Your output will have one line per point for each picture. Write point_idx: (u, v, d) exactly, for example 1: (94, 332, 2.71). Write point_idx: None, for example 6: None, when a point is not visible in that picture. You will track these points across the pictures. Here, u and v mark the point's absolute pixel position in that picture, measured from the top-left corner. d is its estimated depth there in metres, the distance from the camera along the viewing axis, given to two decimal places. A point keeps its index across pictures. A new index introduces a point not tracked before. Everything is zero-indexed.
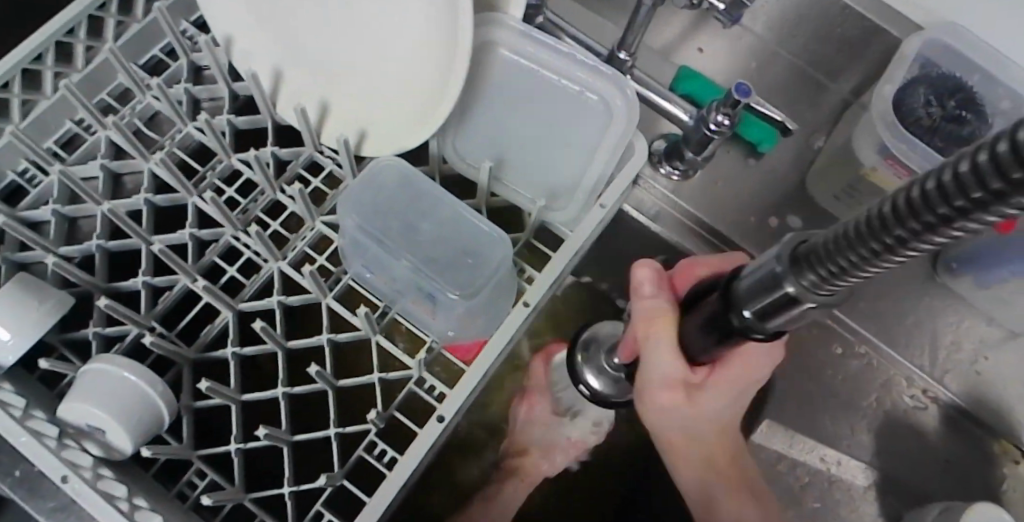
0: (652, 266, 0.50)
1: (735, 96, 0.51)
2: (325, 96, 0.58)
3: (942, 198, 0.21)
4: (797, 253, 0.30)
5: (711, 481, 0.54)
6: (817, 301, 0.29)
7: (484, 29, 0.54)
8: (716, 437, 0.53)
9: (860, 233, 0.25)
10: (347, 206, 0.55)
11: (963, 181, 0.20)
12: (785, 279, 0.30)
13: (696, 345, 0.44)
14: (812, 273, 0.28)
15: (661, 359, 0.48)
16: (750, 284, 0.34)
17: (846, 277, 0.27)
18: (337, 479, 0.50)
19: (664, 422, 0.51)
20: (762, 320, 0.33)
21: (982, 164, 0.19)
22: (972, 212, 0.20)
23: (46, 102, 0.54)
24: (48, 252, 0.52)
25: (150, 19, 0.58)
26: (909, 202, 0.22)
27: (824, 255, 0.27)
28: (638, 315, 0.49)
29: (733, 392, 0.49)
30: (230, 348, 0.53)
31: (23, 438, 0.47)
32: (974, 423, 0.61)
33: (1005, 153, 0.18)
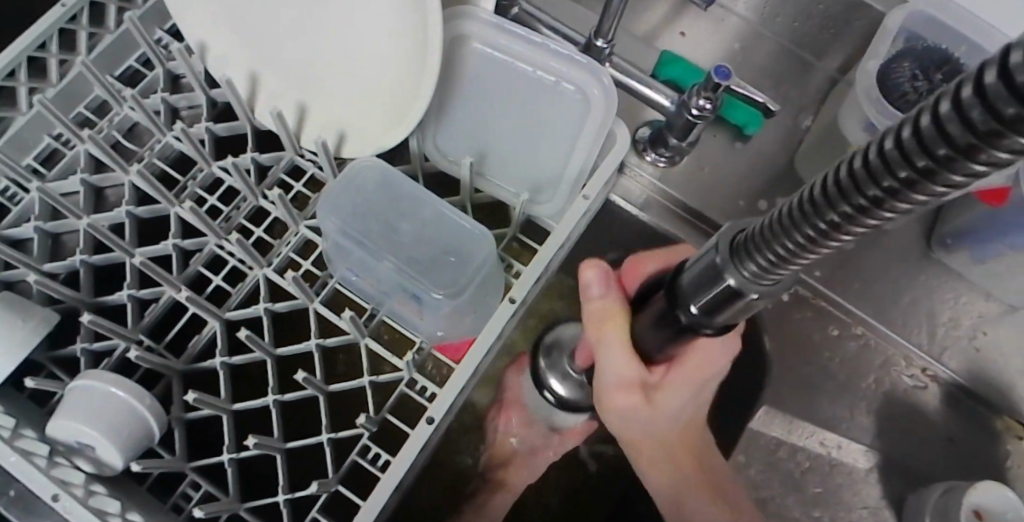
0: (601, 266, 0.49)
1: (714, 79, 0.50)
2: (303, 99, 0.58)
3: (858, 184, 0.22)
4: (736, 245, 0.31)
5: (681, 484, 0.54)
6: (756, 291, 0.31)
7: (455, 23, 0.53)
8: (682, 435, 0.54)
9: (790, 222, 0.25)
10: (325, 208, 0.55)
11: (872, 172, 0.21)
12: (727, 271, 0.31)
13: (647, 344, 0.44)
14: (751, 265, 0.30)
15: (613, 361, 0.48)
16: (692, 278, 0.35)
17: (785, 265, 0.28)
18: (330, 485, 0.50)
19: (624, 423, 0.51)
20: (709, 312, 0.35)
21: (887, 155, 0.20)
22: (882, 204, 0.21)
23: (22, 119, 0.54)
24: (30, 270, 0.51)
25: (123, 29, 0.57)
26: (831, 188, 0.23)
27: (762, 245, 0.28)
28: (589, 317, 0.49)
29: (693, 389, 0.50)
30: (218, 358, 0.53)
31: (12, 457, 0.46)
32: (975, 401, 0.60)
33: (905, 145, 0.19)
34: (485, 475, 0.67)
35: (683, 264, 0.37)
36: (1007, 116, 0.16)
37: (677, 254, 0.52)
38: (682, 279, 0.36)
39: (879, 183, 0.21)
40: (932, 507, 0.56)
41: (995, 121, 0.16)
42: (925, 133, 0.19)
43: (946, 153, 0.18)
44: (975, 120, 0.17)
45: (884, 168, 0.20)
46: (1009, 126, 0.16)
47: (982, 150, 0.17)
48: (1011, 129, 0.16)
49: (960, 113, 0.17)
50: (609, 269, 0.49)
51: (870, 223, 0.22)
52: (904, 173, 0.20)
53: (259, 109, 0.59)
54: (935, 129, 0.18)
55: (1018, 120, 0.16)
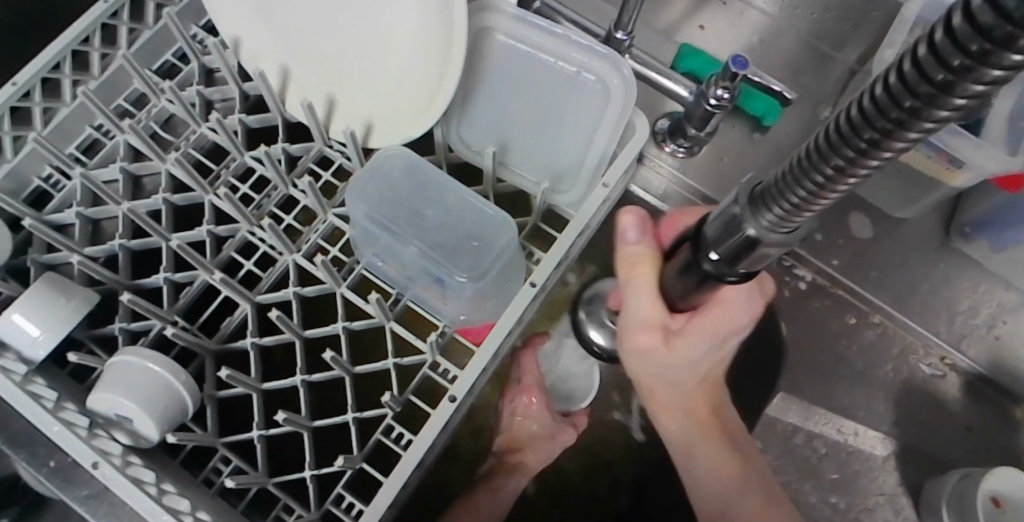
0: (638, 211, 0.49)
1: (732, 68, 0.52)
2: (331, 91, 0.60)
3: (852, 131, 0.23)
4: (751, 195, 0.32)
5: (694, 438, 0.56)
6: (775, 238, 0.32)
7: (481, 15, 0.56)
8: (704, 390, 0.55)
9: (801, 169, 0.27)
10: (354, 196, 0.57)
11: (866, 115, 0.22)
12: (745, 223, 0.33)
13: (676, 289, 0.45)
14: (764, 216, 0.31)
15: (639, 304, 0.49)
16: (715, 229, 0.36)
17: (798, 213, 0.29)
18: (356, 461, 0.51)
19: (646, 369, 0.52)
20: (732, 261, 0.36)
21: (878, 97, 0.21)
22: (881, 144, 0.22)
23: (66, 109, 0.57)
24: (73, 252, 0.54)
25: (161, 24, 0.60)
26: (831, 135, 0.24)
27: (776, 196, 0.29)
28: (623, 259, 0.50)
29: (717, 340, 0.49)
30: (250, 338, 0.55)
31: (56, 427, 0.49)
32: (994, 389, 0.60)
33: (894, 84, 0.21)
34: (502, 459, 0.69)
35: (708, 215, 0.38)
36: (977, 50, 0.18)
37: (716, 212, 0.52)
38: (707, 226, 0.38)
39: (873, 126, 0.22)
40: (948, 494, 0.56)
41: (967, 56, 0.18)
42: (905, 75, 0.20)
43: (927, 91, 0.19)
44: (950, 59, 0.18)
45: (875, 113, 0.21)
46: (979, 60, 0.18)
47: (959, 86, 0.19)
48: (981, 61, 0.18)
49: (936, 53, 0.19)
50: (645, 215, 0.49)
51: (870, 167, 0.24)
52: (892, 114, 0.21)
53: (290, 102, 0.61)
54: (915, 70, 0.20)
55: (985, 53, 0.17)
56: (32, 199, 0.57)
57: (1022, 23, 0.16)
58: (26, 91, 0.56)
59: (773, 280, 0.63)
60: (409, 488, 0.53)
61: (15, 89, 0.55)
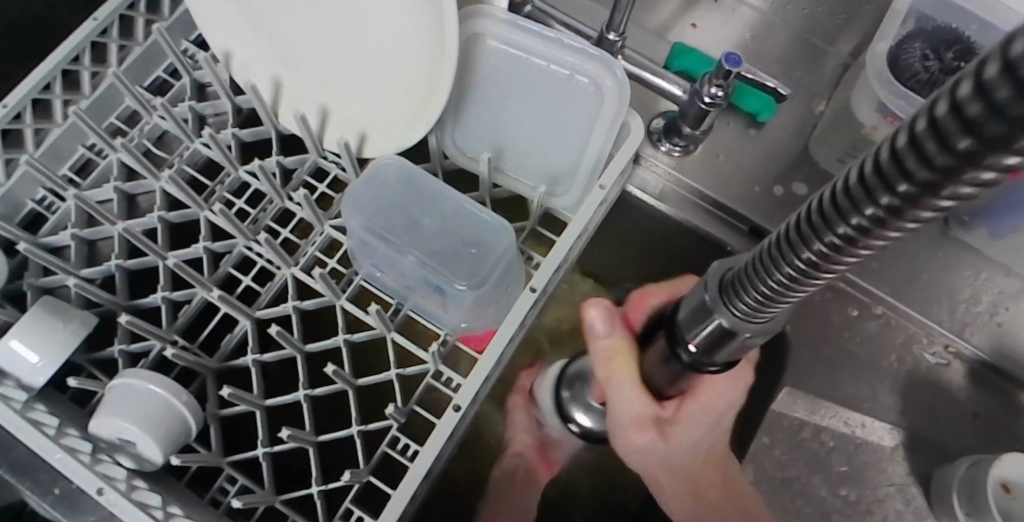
0: (603, 305, 0.53)
1: (725, 66, 0.51)
2: (324, 102, 0.60)
3: (825, 227, 0.25)
4: (723, 283, 0.35)
5: (705, 515, 0.54)
6: (750, 329, 0.34)
7: (471, 22, 0.55)
8: (702, 463, 0.54)
9: (794, 243, 0.27)
10: (350, 208, 0.56)
11: (869, 187, 0.22)
12: (719, 311, 0.35)
13: (659, 378, 0.48)
14: (739, 304, 0.33)
15: (625, 400, 0.50)
16: (688, 313, 0.39)
17: (773, 301, 0.31)
18: (363, 475, 0.51)
19: (643, 459, 0.53)
20: (708, 350, 0.38)
21: (881, 168, 0.21)
22: (881, 220, 0.22)
23: (58, 130, 0.56)
24: (69, 275, 0.53)
25: (151, 40, 0.60)
26: (831, 208, 0.24)
27: (750, 283, 0.31)
28: (598, 356, 0.53)
29: (709, 423, 0.51)
30: (250, 355, 0.55)
31: (58, 455, 0.48)
32: (998, 375, 0.60)
33: (898, 154, 0.20)
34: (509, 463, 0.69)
35: (681, 303, 0.41)
36: (926, 177, 0.20)
37: (677, 288, 0.56)
38: (680, 317, 0.40)
39: (842, 227, 0.24)
40: (957, 482, 0.56)
41: (971, 141, 0.18)
42: (866, 184, 0.22)
43: (891, 204, 0.21)
44: (957, 138, 0.18)
45: (845, 213, 0.23)
46: (986, 148, 0.17)
47: (965, 170, 0.18)
48: (930, 187, 0.20)
49: (939, 133, 0.19)
50: (612, 308, 0.52)
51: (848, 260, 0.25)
52: (856, 220, 0.23)
53: (283, 114, 0.61)
54: (876, 182, 0.22)
55: (992, 141, 0.17)
56: (26, 222, 0.57)
57: (954, 169, 0.19)
58: (17, 114, 0.55)
59: None
60: (418, 499, 0.53)
61: (6, 112, 0.54)
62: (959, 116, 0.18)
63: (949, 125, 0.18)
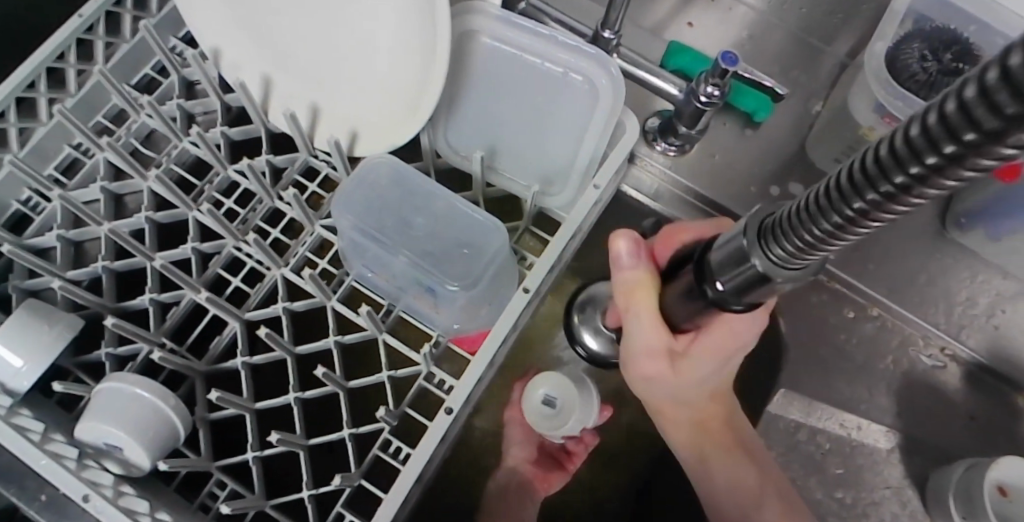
0: (631, 235, 0.48)
1: (722, 65, 0.51)
2: (315, 99, 0.59)
3: (843, 199, 0.24)
4: (762, 230, 0.32)
5: (704, 449, 0.56)
6: (784, 276, 0.32)
7: (463, 18, 0.54)
8: (709, 400, 0.55)
9: (820, 207, 0.26)
10: (340, 206, 0.55)
11: (898, 157, 0.21)
12: (753, 253, 0.32)
13: (679, 314, 0.45)
14: (774, 250, 0.31)
15: (639, 326, 0.48)
16: (722, 255, 0.36)
17: (800, 257, 0.30)
18: (354, 479, 0.50)
19: (649, 391, 0.53)
20: (739, 291, 0.35)
21: (912, 139, 0.20)
22: (910, 189, 0.21)
23: (43, 129, 0.55)
24: (54, 277, 0.52)
25: (139, 38, 0.59)
26: (857, 175, 0.23)
27: (782, 235, 0.30)
28: (619, 285, 0.49)
29: (722, 358, 0.50)
30: (240, 357, 0.54)
31: (43, 461, 0.47)
32: (995, 377, 0.60)
33: (928, 127, 0.19)
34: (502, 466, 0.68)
35: (713, 243, 0.38)
36: (948, 153, 0.19)
37: (713, 225, 0.51)
38: (710, 257, 0.37)
39: (859, 198, 0.23)
40: (954, 486, 0.56)
41: (999, 119, 0.17)
42: (884, 160, 0.22)
43: (909, 180, 0.21)
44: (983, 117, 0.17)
45: (863, 186, 0.23)
46: (1013, 124, 0.17)
47: (991, 146, 0.18)
48: (950, 163, 0.19)
49: (966, 111, 0.18)
50: (640, 237, 0.48)
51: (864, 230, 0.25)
52: (873, 194, 0.23)
53: (273, 112, 0.60)
54: (895, 158, 0.21)
55: (1021, 118, 0.16)
56: (11, 224, 0.56)
57: (973, 148, 0.18)
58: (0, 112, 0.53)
59: None
60: (410, 504, 0.52)
61: None
62: (980, 101, 0.17)
63: (971, 107, 0.18)
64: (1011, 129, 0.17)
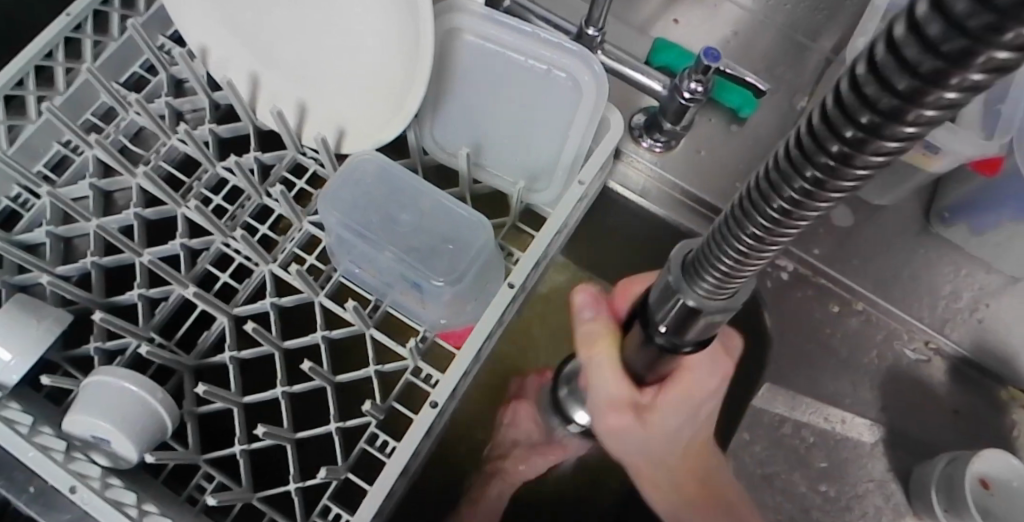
0: (588, 290, 0.52)
1: (704, 61, 0.51)
2: (302, 97, 0.60)
3: (783, 179, 0.23)
4: (687, 264, 0.33)
5: (684, 508, 0.55)
6: (715, 308, 0.33)
7: (448, 16, 0.55)
8: (685, 454, 0.54)
9: (752, 204, 0.25)
10: (326, 203, 0.56)
11: (822, 137, 0.21)
12: (682, 291, 0.33)
13: (637, 363, 0.46)
14: (702, 284, 0.32)
15: (605, 383, 0.50)
16: (657, 299, 0.37)
17: (742, 267, 0.29)
18: (340, 472, 0.51)
19: (622, 446, 0.52)
20: (676, 331, 0.37)
21: (834, 115, 0.20)
22: (839, 169, 0.21)
23: (32, 126, 0.56)
24: (42, 272, 0.53)
25: (126, 36, 0.59)
26: (785, 162, 0.23)
27: (711, 260, 0.30)
28: (581, 341, 0.51)
29: (689, 410, 0.50)
30: (228, 352, 0.54)
31: (31, 453, 0.48)
32: (979, 371, 0.60)
33: (848, 95, 0.19)
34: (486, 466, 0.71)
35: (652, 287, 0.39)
36: (881, 112, 0.18)
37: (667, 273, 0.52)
38: (648, 300, 0.39)
39: (801, 177, 0.22)
40: (936, 479, 0.56)
41: (933, 60, 0.16)
42: (818, 131, 0.21)
43: (848, 145, 0.20)
44: (915, 62, 0.16)
45: (801, 163, 0.22)
46: (951, 63, 0.16)
47: (928, 92, 0.17)
48: (890, 119, 0.18)
49: (897, 59, 0.17)
50: (598, 293, 0.51)
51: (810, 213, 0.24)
52: (812, 172, 0.22)
53: (260, 110, 0.60)
54: (827, 124, 0.20)
55: (958, 54, 0.15)
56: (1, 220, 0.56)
57: (909, 98, 0.17)
58: None
59: None
60: (395, 497, 0.53)
61: None
62: (915, 41, 0.16)
63: (901, 58, 0.17)
64: (953, 69, 0.16)
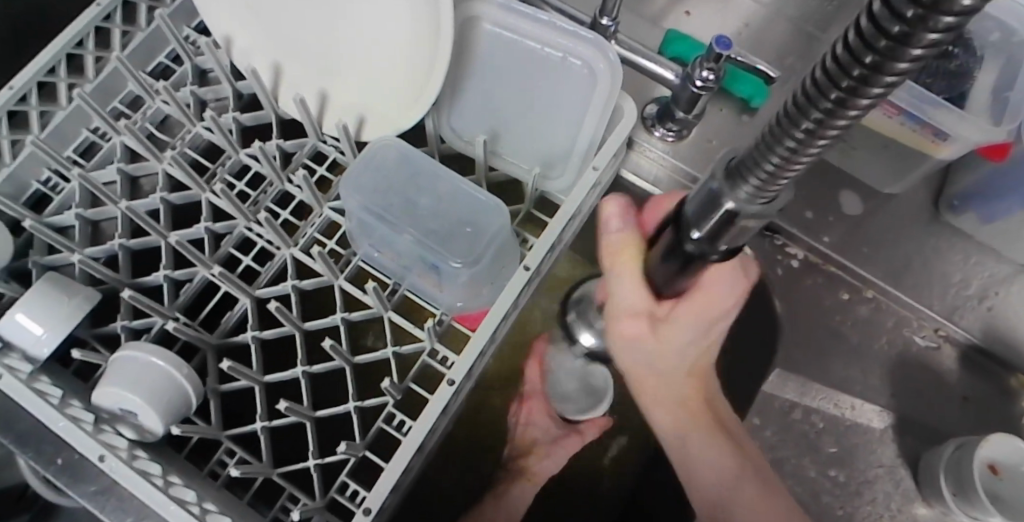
0: (621, 200, 0.51)
1: (716, 49, 0.52)
2: (324, 87, 0.62)
3: (816, 95, 0.23)
4: (728, 167, 0.32)
5: (687, 431, 0.56)
6: (751, 210, 0.32)
7: (466, 5, 0.57)
8: (692, 375, 0.55)
9: (778, 129, 0.26)
10: (348, 188, 0.57)
11: (842, 61, 0.22)
12: (725, 196, 0.33)
13: (659, 276, 0.46)
14: (744, 189, 0.31)
15: (626, 291, 0.50)
16: (695, 206, 0.37)
17: (774, 184, 0.29)
18: (359, 449, 0.52)
19: (629, 356, 0.53)
20: (712, 238, 0.37)
21: (853, 42, 0.21)
22: (857, 91, 0.22)
23: (63, 112, 0.58)
24: (72, 252, 0.55)
25: (153, 26, 0.61)
26: (808, 88, 0.24)
27: (754, 165, 0.29)
28: (606, 247, 0.51)
29: (704, 322, 0.52)
30: (250, 332, 0.56)
31: (62, 423, 0.49)
32: (989, 359, 0.61)
33: (868, 24, 0.20)
34: (507, 465, 0.73)
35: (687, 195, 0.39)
36: (895, 35, 0.19)
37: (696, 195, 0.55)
38: (686, 208, 0.38)
39: (842, 79, 0.22)
40: (945, 463, 0.57)
41: None
42: (850, 45, 0.21)
43: (885, 47, 0.20)
44: None
45: (841, 68, 0.22)
46: None
47: (933, 18, 0.18)
48: (901, 44, 0.19)
49: None
50: (627, 202, 0.50)
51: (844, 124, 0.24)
52: (832, 97, 0.23)
53: (282, 98, 0.62)
54: (859, 41, 0.21)
55: None
56: (31, 203, 0.58)
57: (932, 7, 0.18)
58: (22, 95, 0.57)
59: (765, 259, 0.63)
60: (411, 474, 0.54)
61: (12, 94, 0.56)
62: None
63: None
64: None
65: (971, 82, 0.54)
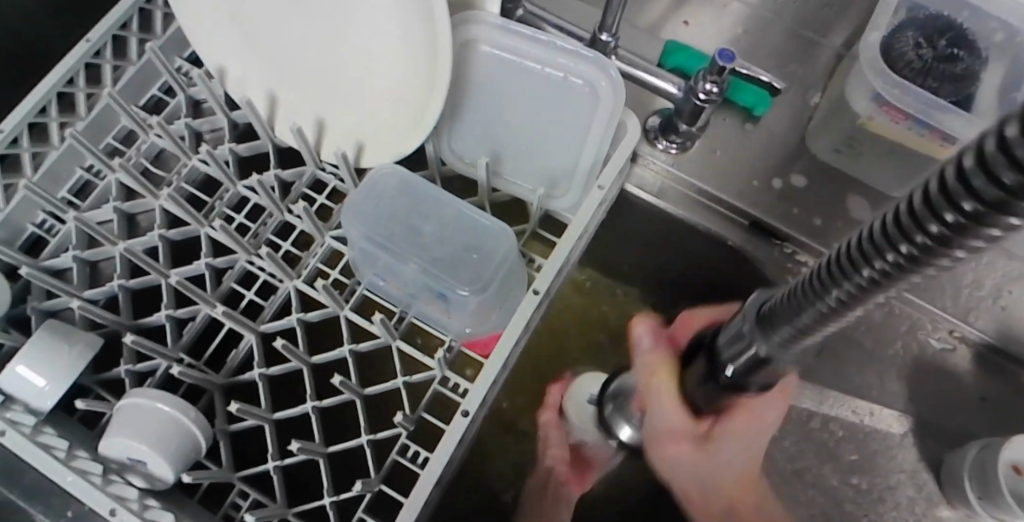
0: (650, 322, 0.55)
1: (719, 62, 0.52)
2: (319, 113, 0.60)
3: (862, 259, 0.26)
4: (760, 314, 0.37)
5: None
6: (780, 357, 0.37)
7: (463, 28, 0.55)
8: (741, 479, 0.53)
9: (826, 279, 0.28)
10: (350, 219, 0.57)
11: (890, 235, 0.24)
12: (756, 342, 0.37)
13: (699, 395, 0.49)
14: (776, 337, 0.35)
15: (663, 414, 0.51)
16: (727, 339, 0.41)
17: (817, 327, 0.31)
18: (374, 485, 0.50)
19: (678, 474, 0.52)
20: (745, 373, 0.41)
21: (903, 218, 0.23)
22: (906, 265, 0.24)
23: (56, 152, 0.57)
24: (72, 297, 0.53)
25: (144, 59, 0.60)
26: (857, 251, 0.26)
27: (801, 307, 0.31)
28: (642, 369, 0.54)
29: (748, 443, 0.52)
30: (257, 369, 0.54)
31: (70, 476, 0.47)
32: (1006, 359, 0.60)
33: (918, 205, 0.22)
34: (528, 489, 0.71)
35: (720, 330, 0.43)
36: (949, 222, 0.21)
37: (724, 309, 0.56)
38: (718, 343, 0.42)
39: (883, 258, 0.24)
40: (969, 466, 0.57)
41: (999, 192, 0.18)
42: (903, 220, 0.23)
43: (942, 232, 0.21)
44: (980, 189, 0.19)
45: (898, 237, 0.23)
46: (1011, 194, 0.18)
47: (989, 217, 0.19)
48: (957, 232, 0.21)
49: (962, 184, 0.20)
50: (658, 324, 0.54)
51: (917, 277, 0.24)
52: (883, 262, 0.25)
53: (279, 126, 0.61)
54: (909, 219, 0.22)
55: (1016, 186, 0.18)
56: (27, 247, 0.57)
57: (996, 205, 0.19)
58: (13, 138, 0.55)
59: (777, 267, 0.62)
60: (430, 506, 0.53)
61: (3, 137, 0.55)
62: None
63: (978, 172, 0.19)
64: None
65: (976, 84, 0.53)
